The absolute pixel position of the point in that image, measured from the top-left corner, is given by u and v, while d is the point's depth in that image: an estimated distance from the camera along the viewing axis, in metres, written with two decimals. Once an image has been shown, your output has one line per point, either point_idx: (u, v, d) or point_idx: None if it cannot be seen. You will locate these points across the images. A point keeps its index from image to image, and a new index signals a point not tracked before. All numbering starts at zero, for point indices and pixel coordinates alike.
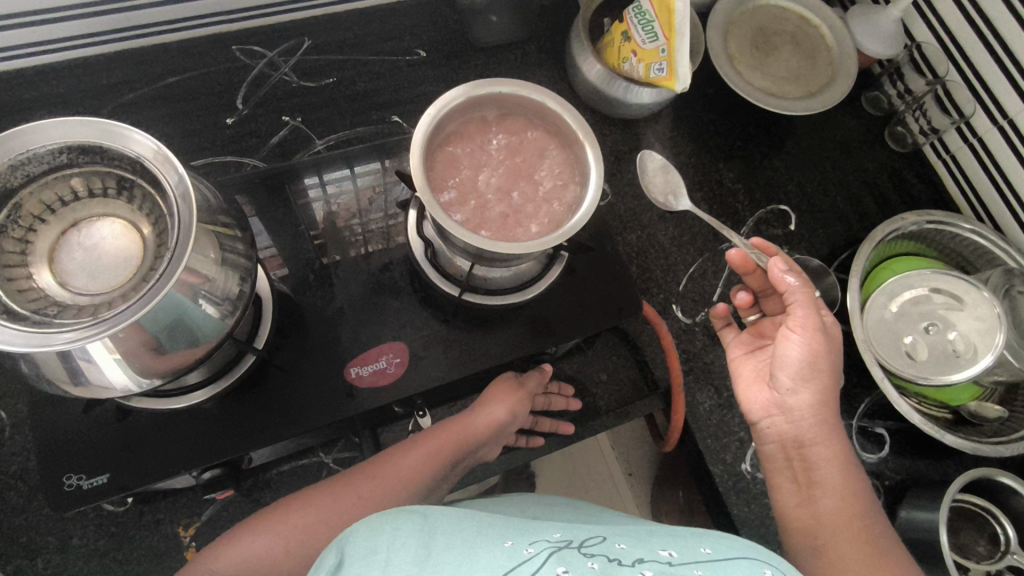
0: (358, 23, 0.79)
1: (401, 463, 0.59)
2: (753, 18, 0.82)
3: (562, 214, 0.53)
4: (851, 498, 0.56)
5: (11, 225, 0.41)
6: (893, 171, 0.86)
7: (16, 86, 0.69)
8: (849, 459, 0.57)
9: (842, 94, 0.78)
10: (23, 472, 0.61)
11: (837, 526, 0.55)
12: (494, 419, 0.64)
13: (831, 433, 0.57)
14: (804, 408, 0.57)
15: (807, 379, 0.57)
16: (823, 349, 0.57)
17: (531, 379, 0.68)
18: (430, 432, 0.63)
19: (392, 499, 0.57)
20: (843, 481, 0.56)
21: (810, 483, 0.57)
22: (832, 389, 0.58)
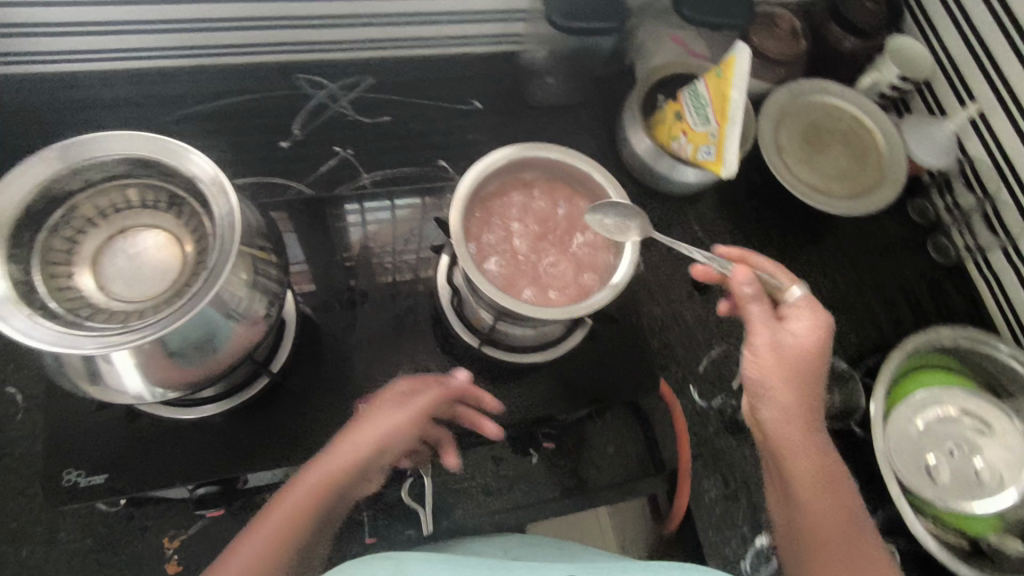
0: (420, 67, 0.82)
1: (306, 489, 0.50)
2: (807, 111, 0.83)
3: (591, 284, 0.54)
4: (843, 519, 0.53)
5: (64, 225, 0.43)
6: (932, 281, 0.84)
7: (92, 85, 0.72)
8: (835, 476, 0.55)
9: (888, 199, 0.78)
10: (26, 458, 0.61)
11: (827, 543, 0.52)
12: (397, 428, 0.54)
13: (813, 444, 0.55)
14: (784, 422, 0.55)
15: (779, 394, 0.54)
16: (790, 360, 0.54)
17: (431, 397, 0.56)
18: (326, 448, 0.53)
19: (303, 533, 0.49)
20: (830, 500, 0.54)
21: (803, 510, 0.55)
22: (813, 403, 0.55)
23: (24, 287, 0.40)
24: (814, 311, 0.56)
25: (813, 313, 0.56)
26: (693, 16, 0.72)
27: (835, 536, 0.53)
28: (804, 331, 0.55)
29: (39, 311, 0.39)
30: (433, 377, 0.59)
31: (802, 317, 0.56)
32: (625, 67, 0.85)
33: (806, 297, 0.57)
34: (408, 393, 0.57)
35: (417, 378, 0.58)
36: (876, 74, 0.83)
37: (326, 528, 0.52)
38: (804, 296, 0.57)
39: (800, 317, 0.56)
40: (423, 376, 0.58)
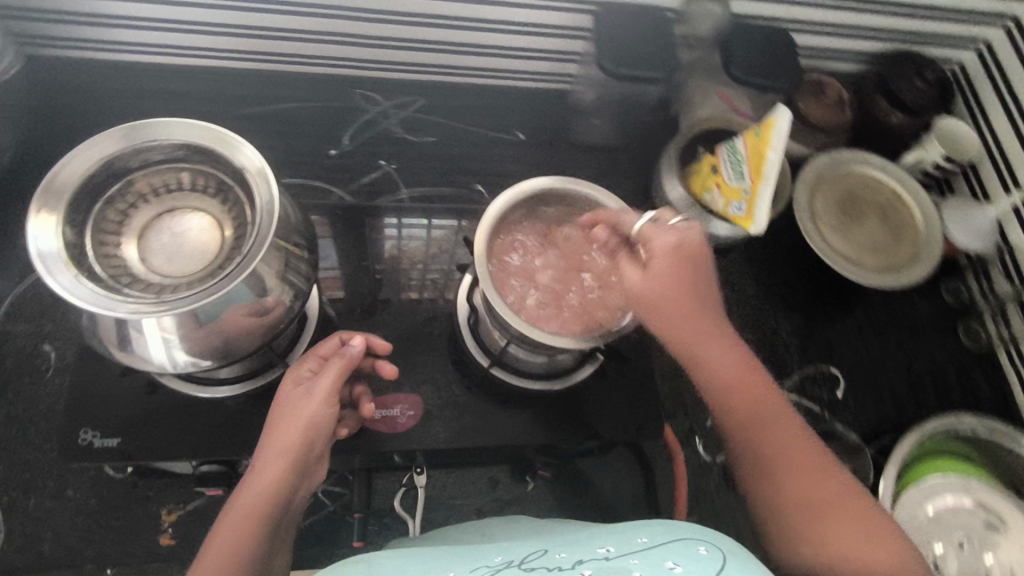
0: (471, 95, 0.85)
1: (250, 497, 0.47)
2: (846, 179, 0.83)
3: (605, 318, 0.55)
4: (777, 415, 0.53)
5: (120, 197, 0.46)
6: (960, 367, 0.82)
7: (164, 76, 0.77)
8: (752, 368, 0.54)
9: (920, 278, 0.77)
10: (48, 413, 0.64)
11: (783, 450, 0.52)
12: (318, 413, 0.51)
13: (726, 342, 0.54)
14: (695, 331, 0.54)
15: (674, 303, 0.53)
16: (675, 264, 0.54)
17: (333, 373, 0.52)
18: (255, 454, 0.49)
19: (264, 539, 0.46)
20: (760, 398, 0.53)
21: (744, 420, 0.53)
22: (709, 304, 0.55)
23: (75, 249, 0.43)
24: (691, 225, 0.56)
25: (655, 239, 0.55)
26: (743, 77, 0.73)
27: (783, 440, 0.52)
28: (671, 241, 0.54)
29: (84, 272, 0.42)
30: (330, 350, 0.54)
31: (669, 235, 0.55)
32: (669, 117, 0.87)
33: (648, 230, 0.55)
34: (313, 375, 0.53)
35: (313, 356, 0.54)
36: (920, 153, 0.84)
37: (280, 532, 0.49)
38: (654, 220, 0.56)
39: (670, 231, 0.55)
40: (322, 349, 0.54)
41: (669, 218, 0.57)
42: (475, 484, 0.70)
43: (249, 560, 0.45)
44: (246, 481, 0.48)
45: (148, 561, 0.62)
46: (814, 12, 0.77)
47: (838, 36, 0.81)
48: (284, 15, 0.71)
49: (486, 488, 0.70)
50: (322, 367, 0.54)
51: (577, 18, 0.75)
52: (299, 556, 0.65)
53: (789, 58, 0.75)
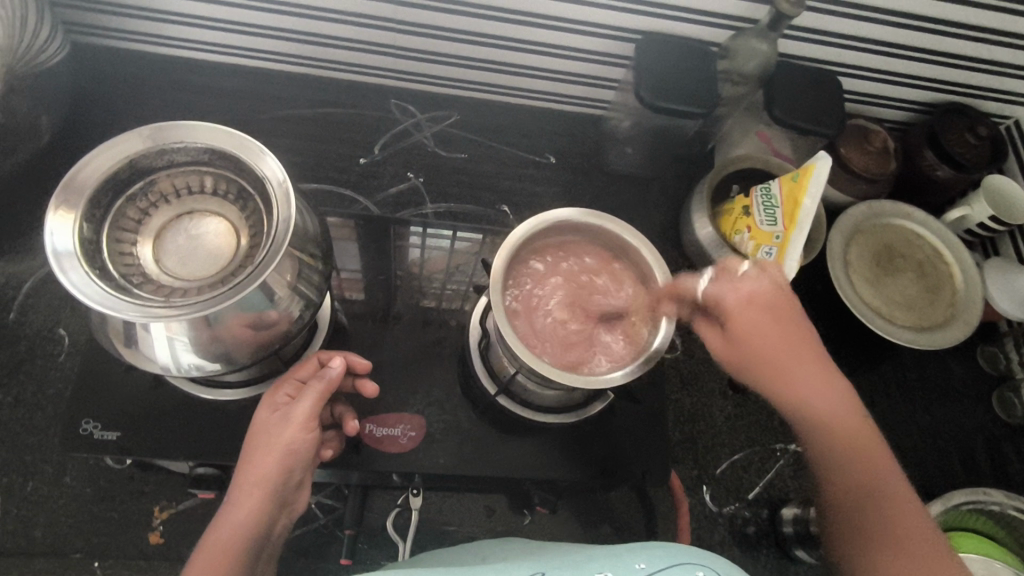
0: (506, 113, 0.85)
1: (228, 529, 0.47)
2: (882, 232, 0.80)
3: (619, 357, 0.53)
4: (886, 476, 0.49)
5: (141, 196, 0.46)
6: (990, 437, 0.79)
7: (206, 73, 0.79)
8: (866, 426, 0.50)
9: (954, 340, 0.74)
10: (56, 397, 0.65)
11: (888, 510, 0.47)
12: (296, 440, 0.50)
13: (831, 390, 0.51)
14: (794, 380, 0.50)
15: (771, 352, 0.50)
16: (770, 312, 0.51)
17: (312, 396, 0.51)
18: (232, 484, 0.49)
19: (243, 570, 0.46)
20: (873, 457, 0.49)
21: (851, 476, 0.49)
22: (812, 353, 0.52)
23: (89, 245, 0.43)
24: (767, 272, 0.54)
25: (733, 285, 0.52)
26: (781, 117, 0.71)
27: (889, 502, 0.48)
28: (744, 293, 0.52)
29: (96, 270, 0.42)
30: (308, 373, 0.54)
31: (739, 285, 0.52)
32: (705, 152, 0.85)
33: (714, 289, 0.52)
34: (291, 400, 0.52)
35: (291, 381, 0.53)
36: (966, 210, 0.80)
37: (261, 561, 0.49)
38: (715, 275, 0.53)
39: (746, 281, 0.53)
40: (301, 373, 0.53)
41: (739, 267, 0.55)
42: (470, 511, 0.69)
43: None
44: (223, 512, 0.48)
45: (135, 557, 0.62)
46: (864, 57, 0.74)
47: (887, 83, 0.79)
48: (328, 22, 0.71)
49: (481, 516, 0.69)
50: (300, 391, 0.53)
51: (620, 46, 0.74)
52: (285, 567, 0.64)
53: (832, 101, 0.72)
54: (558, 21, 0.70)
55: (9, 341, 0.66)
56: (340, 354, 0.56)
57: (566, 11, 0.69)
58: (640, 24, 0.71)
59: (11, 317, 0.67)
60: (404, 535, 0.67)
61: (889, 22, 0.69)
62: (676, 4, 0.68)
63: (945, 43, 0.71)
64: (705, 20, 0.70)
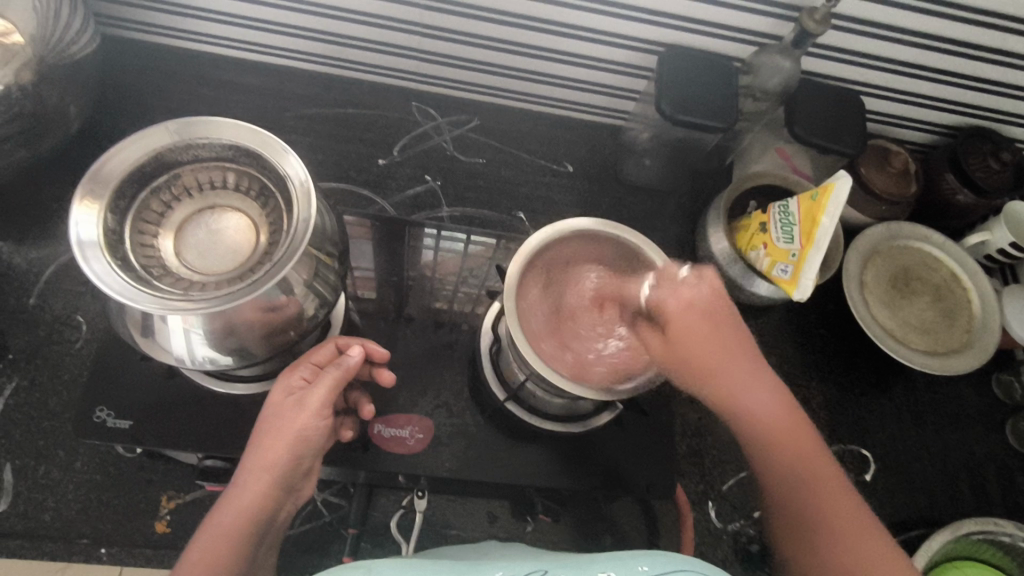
0: (525, 120, 0.85)
1: (233, 511, 0.47)
2: (902, 252, 0.79)
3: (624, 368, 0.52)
4: (823, 473, 0.52)
5: (164, 189, 0.47)
6: (1003, 467, 0.78)
7: (232, 69, 0.80)
8: (803, 422, 0.53)
9: (971, 367, 0.73)
10: (71, 383, 0.66)
11: (821, 511, 0.51)
12: (307, 428, 0.50)
13: (768, 391, 0.53)
14: (733, 387, 0.52)
15: (706, 357, 0.52)
16: (706, 317, 0.53)
17: (328, 384, 0.51)
18: (239, 467, 0.49)
19: (245, 553, 0.47)
20: (809, 455, 0.52)
21: (785, 472, 0.52)
22: (742, 350, 0.53)
23: (113, 236, 0.44)
24: (710, 280, 0.54)
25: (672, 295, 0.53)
26: (804, 134, 0.70)
27: (825, 501, 0.51)
28: (684, 299, 0.53)
29: (118, 260, 0.43)
30: (324, 359, 0.53)
31: (681, 290, 0.53)
32: (724, 166, 0.85)
33: (657, 295, 0.53)
34: (307, 383, 0.52)
35: (307, 363, 0.52)
36: (986, 235, 0.79)
37: (265, 544, 0.50)
38: (657, 281, 0.54)
39: (685, 285, 0.53)
40: (317, 356, 0.53)
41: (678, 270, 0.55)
42: (473, 516, 0.69)
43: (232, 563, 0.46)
44: (229, 493, 0.49)
45: (141, 546, 0.63)
46: (888, 77, 0.74)
47: (910, 104, 0.78)
48: (353, 24, 0.72)
49: (484, 522, 0.69)
50: (317, 376, 0.52)
51: (642, 57, 0.74)
52: (288, 563, 0.65)
53: (855, 121, 0.72)
54: (581, 30, 0.70)
55: (28, 326, 0.67)
56: (358, 341, 0.56)
57: (590, 21, 0.69)
58: (663, 37, 0.71)
59: (31, 302, 0.68)
60: (407, 536, 0.67)
61: (915, 43, 0.68)
62: (699, 18, 0.68)
63: (971, 66, 0.71)
64: (728, 35, 0.70)
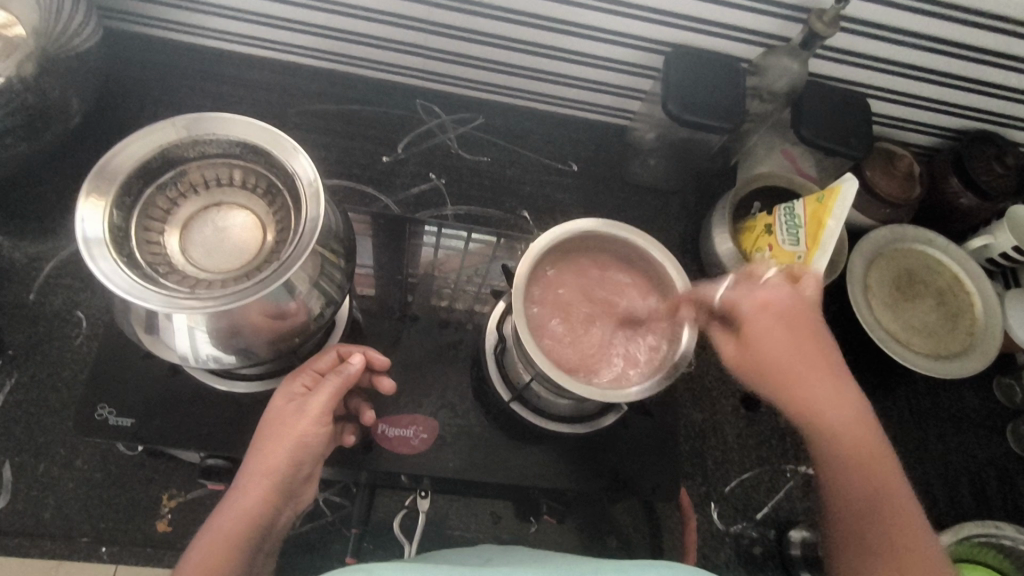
0: (530, 118, 0.85)
1: (232, 517, 0.47)
2: (903, 258, 0.79)
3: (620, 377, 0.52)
4: (894, 498, 0.47)
5: (171, 185, 0.46)
6: (1003, 470, 0.78)
7: (234, 64, 0.79)
8: (879, 441, 0.49)
9: (971, 371, 0.73)
10: (71, 380, 0.65)
11: (882, 524, 0.46)
12: (308, 434, 0.50)
13: (845, 403, 0.49)
14: (803, 387, 0.49)
15: (780, 362, 0.49)
16: (781, 319, 0.50)
17: (329, 391, 0.51)
18: (240, 472, 0.49)
19: (244, 558, 0.46)
20: (882, 475, 0.48)
21: (849, 492, 0.48)
22: (824, 362, 0.50)
23: (118, 233, 0.43)
24: (790, 283, 0.52)
25: (745, 302, 0.51)
26: (809, 137, 0.70)
27: (893, 528, 0.46)
28: (760, 300, 0.51)
29: (124, 258, 0.42)
30: (326, 365, 0.53)
31: (755, 293, 0.51)
32: (729, 167, 0.85)
33: (733, 297, 0.52)
34: (308, 391, 0.52)
35: (309, 371, 0.52)
36: (989, 239, 0.79)
37: (263, 551, 0.50)
38: (735, 283, 0.53)
39: (763, 287, 0.51)
40: (318, 364, 0.53)
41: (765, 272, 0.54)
42: (477, 517, 0.69)
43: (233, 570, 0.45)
44: (228, 499, 0.48)
45: (142, 545, 0.62)
46: (895, 80, 0.74)
47: (916, 107, 0.78)
48: (358, 20, 0.71)
49: (487, 522, 0.69)
50: (318, 383, 0.52)
51: (648, 57, 0.74)
52: (290, 562, 0.64)
53: (861, 123, 0.72)
54: (587, 29, 0.70)
55: (28, 322, 0.67)
56: (359, 350, 0.55)
57: (597, 20, 0.69)
58: (670, 37, 0.71)
59: (30, 298, 0.68)
60: (410, 536, 0.67)
61: (922, 47, 0.68)
62: (707, 19, 0.67)
63: (978, 70, 0.71)
64: (736, 36, 0.70)
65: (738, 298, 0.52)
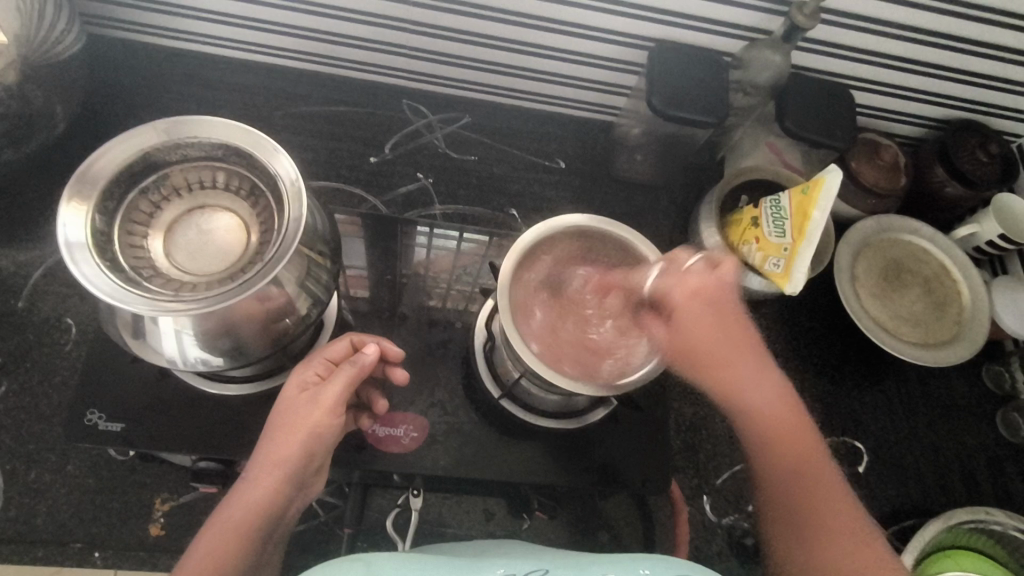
0: (517, 117, 0.85)
1: (245, 504, 0.47)
2: (899, 244, 0.79)
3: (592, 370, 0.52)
4: (819, 468, 0.52)
5: (153, 189, 0.47)
6: (994, 457, 0.79)
7: (219, 67, 0.79)
8: (795, 409, 0.53)
9: (960, 359, 0.74)
10: (61, 386, 0.65)
11: (805, 493, 0.51)
12: (322, 424, 0.50)
13: (766, 384, 0.53)
14: (728, 372, 0.52)
15: (710, 347, 0.52)
16: (712, 308, 0.53)
17: (342, 382, 0.51)
18: (252, 460, 0.49)
19: (255, 548, 0.47)
20: (805, 446, 0.52)
21: (777, 468, 0.52)
22: (746, 346, 0.53)
23: (101, 238, 0.43)
24: (713, 270, 0.54)
25: (676, 288, 0.53)
26: (794, 130, 0.71)
27: (811, 486, 0.51)
28: (691, 286, 0.53)
29: (107, 262, 0.43)
30: (339, 355, 0.53)
31: (685, 278, 0.53)
32: (716, 161, 0.85)
33: (662, 283, 0.53)
34: (321, 380, 0.52)
35: (321, 360, 0.52)
36: (975, 228, 0.79)
37: (274, 540, 0.50)
38: (663, 269, 0.54)
39: (690, 272, 0.53)
40: (331, 354, 0.53)
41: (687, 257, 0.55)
42: (470, 515, 0.69)
43: (242, 559, 0.46)
44: (240, 487, 0.48)
45: (136, 549, 0.62)
46: (879, 71, 0.74)
47: (900, 98, 0.79)
48: (342, 21, 0.71)
49: (480, 519, 0.69)
50: (331, 372, 0.52)
51: (632, 52, 0.74)
52: (284, 563, 0.65)
53: (845, 115, 0.72)
54: (569, 26, 0.70)
55: (17, 329, 0.67)
56: (372, 339, 0.55)
57: (578, 16, 0.69)
58: (652, 33, 0.71)
59: (19, 305, 0.68)
60: (403, 534, 0.67)
61: (904, 37, 0.69)
62: (689, 13, 0.68)
63: (960, 60, 0.71)
64: (717, 30, 0.70)
65: (671, 285, 0.53)
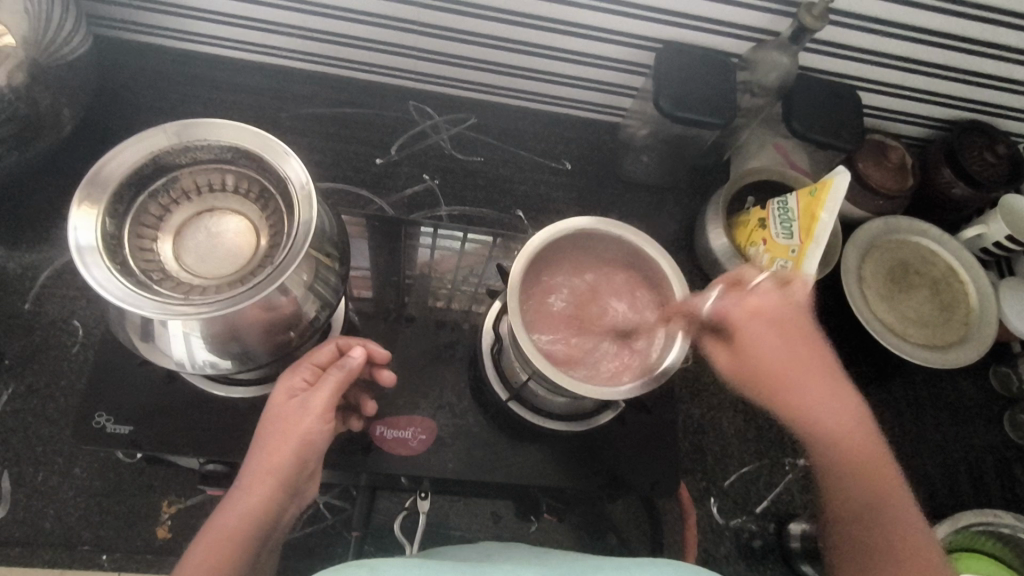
0: (522, 118, 0.85)
1: (239, 513, 0.47)
2: (896, 249, 0.79)
3: (565, 363, 0.53)
4: (893, 493, 0.50)
5: (162, 192, 0.46)
6: (1001, 458, 0.79)
7: (226, 68, 0.79)
8: (873, 440, 0.52)
9: (966, 361, 0.74)
10: (69, 388, 0.65)
11: (867, 523, 0.49)
12: (312, 431, 0.50)
13: (843, 411, 0.51)
14: (802, 395, 0.51)
15: (779, 367, 0.51)
16: (776, 329, 0.51)
17: (332, 386, 0.51)
18: (243, 468, 0.49)
19: (249, 555, 0.47)
20: (880, 479, 0.50)
21: (851, 501, 0.51)
22: (826, 371, 0.52)
23: (111, 241, 0.43)
24: (782, 289, 0.53)
25: (737, 311, 0.52)
26: (802, 130, 0.71)
27: (883, 516, 0.49)
28: (752, 308, 0.51)
29: (117, 265, 0.42)
30: (326, 359, 0.52)
31: (746, 300, 0.52)
32: (722, 162, 0.85)
33: (722, 305, 0.52)
34: (309, 385, 0.51)
35: (308, 365, 0.51)
36: (982, 229, 0.79)
37: (267, 547, 0.50)
38: (724, 291, 0.53)
39: (754, 293, 0.52)
40: (317, 358, 0.52)
41: (755, 276, 0.54)
42: (476, 517, 0.69)
43: (237, 566, 0.46)
44: (233, 496, 0.48)
45: (143, 551, 0.62)
46: (886, 72, 0.74)
47: (908, 98, 0.78)
48: (348, 22, 0.71)
49: (487, 521, 0.69)
50: (319, 377, 0.52)
51: (639, 53, 0.74)
52: (292, 565, 0.65)
53: (852, 116, 0.72)
54: (576, 27, 0.70)
55: (24, 331, 0.67)
56: (359, 341, 0.54)
57: (585, 17, 0.69)
58: (659, 34, 0.71)
59: (26, 308, 0.68)
60: (410, 537, 0.67)
61: (913, 38, 0.68)
62: (697, 14, 0.68)
63: (968, 60, 0.71)
64: (725, 31, 0.70)
65: (733, 307, 0.52)
